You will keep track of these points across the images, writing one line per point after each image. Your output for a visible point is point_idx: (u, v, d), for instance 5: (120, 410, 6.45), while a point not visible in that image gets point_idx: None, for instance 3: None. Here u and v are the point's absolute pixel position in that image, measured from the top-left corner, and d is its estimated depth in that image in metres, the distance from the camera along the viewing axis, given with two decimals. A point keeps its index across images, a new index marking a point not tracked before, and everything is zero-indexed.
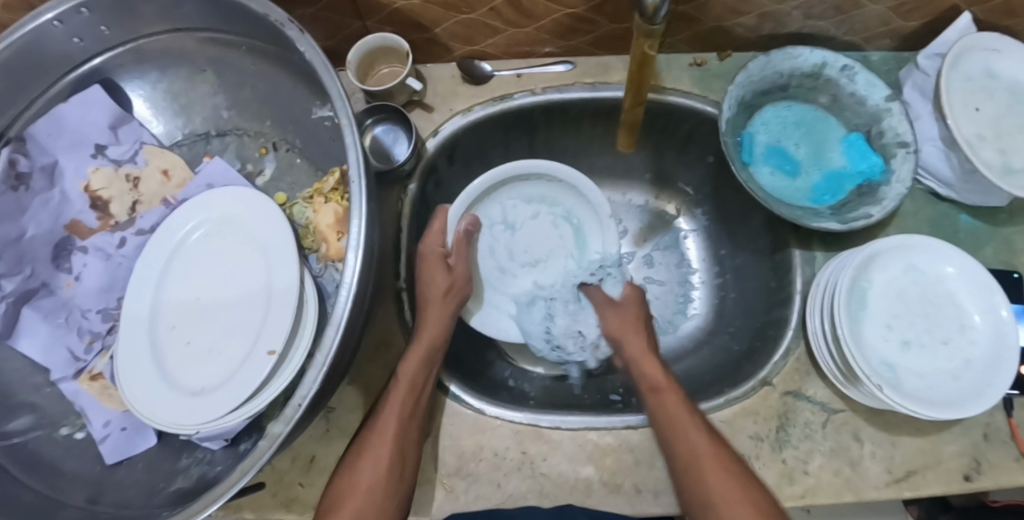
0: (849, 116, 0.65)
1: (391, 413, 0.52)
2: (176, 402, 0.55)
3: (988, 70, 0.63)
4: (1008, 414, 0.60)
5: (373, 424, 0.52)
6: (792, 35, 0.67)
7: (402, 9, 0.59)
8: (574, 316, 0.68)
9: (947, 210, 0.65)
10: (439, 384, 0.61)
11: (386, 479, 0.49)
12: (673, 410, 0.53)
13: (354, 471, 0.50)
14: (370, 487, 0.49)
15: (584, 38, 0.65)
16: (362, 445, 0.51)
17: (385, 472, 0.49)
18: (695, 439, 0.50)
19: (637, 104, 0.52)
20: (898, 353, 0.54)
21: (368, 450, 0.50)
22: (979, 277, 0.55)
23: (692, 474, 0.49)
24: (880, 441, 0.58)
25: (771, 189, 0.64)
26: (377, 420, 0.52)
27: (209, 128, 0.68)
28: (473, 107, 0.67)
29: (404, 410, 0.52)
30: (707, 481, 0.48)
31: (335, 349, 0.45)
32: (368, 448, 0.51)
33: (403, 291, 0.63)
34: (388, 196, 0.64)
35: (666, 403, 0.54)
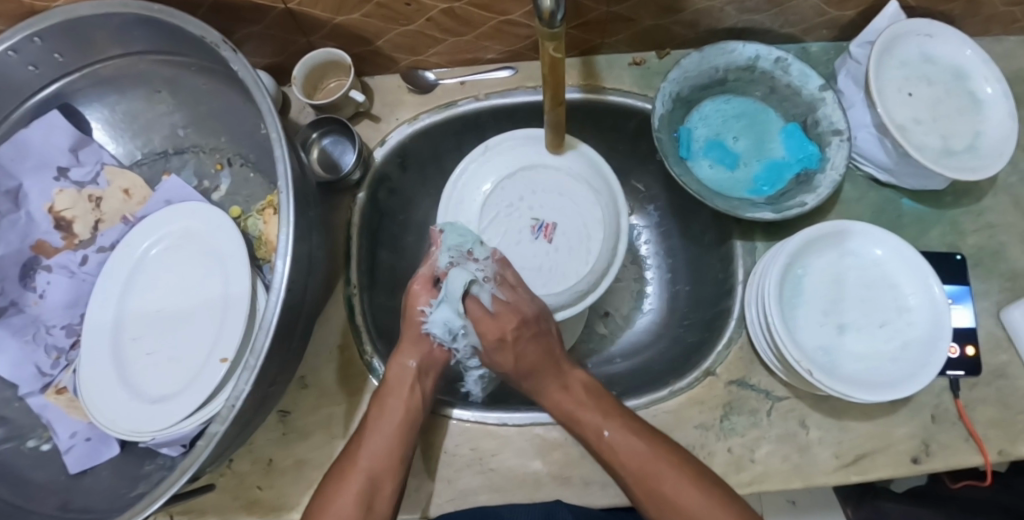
0: (788, 107, 0.66)
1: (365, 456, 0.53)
2: (135, 410, 0.58)
3: (924, 55, 0.64)
4: (955, 395, 0.61)
5: (351, 455, 0.54)
6: (730, 30, 0.68)
7: (342, 24, 0.62)
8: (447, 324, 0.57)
9: (891, 195, 0.66)
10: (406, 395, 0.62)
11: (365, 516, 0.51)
12: (585, 417, 0.56)
13: (330, 499, 0.51)
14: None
15: (523, 43, 0.66)
16: (339, 476, 0.53)
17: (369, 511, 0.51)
18: (626, 455, 0.53)
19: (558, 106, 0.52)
20: (835, 338, 0.54)
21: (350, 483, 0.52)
22: (909, 256, 0.55)
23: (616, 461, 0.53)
24: (827, 427, 0.59)
25: (712, 183, 0.64)
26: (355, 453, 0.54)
27: (167, 147, 0.70)
28: (419, 115, 0.69)
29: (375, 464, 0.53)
30: (660, 489, 0.51)
31: (266, 351, 0.46)
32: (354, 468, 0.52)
33: (354, 295, 0.64)
34: (338, 204, 0.66)
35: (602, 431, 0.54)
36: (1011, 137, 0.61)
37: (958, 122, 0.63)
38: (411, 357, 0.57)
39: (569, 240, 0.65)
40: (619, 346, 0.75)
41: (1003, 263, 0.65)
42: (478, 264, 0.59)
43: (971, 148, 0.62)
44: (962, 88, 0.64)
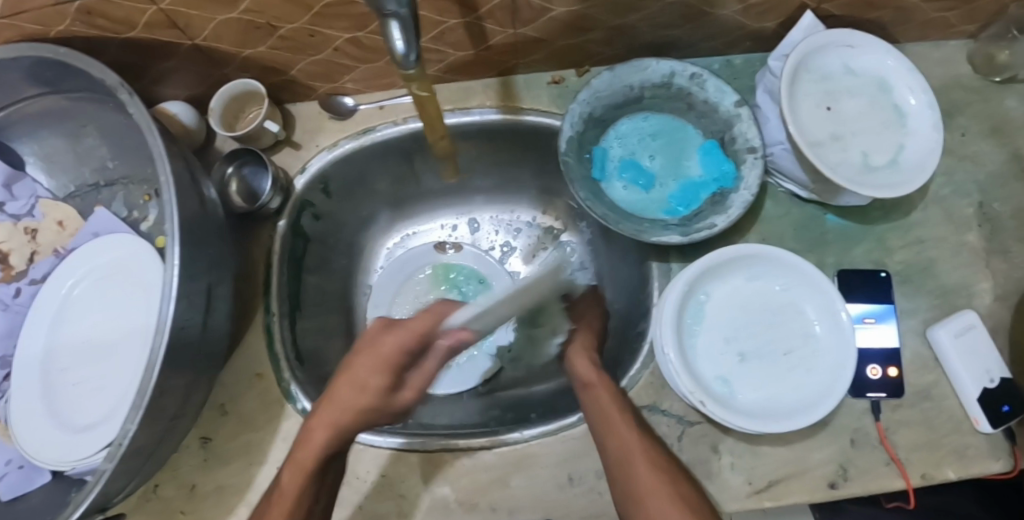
0: (707, 124, 0.65)
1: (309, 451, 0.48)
2: (59, 441, 0.60)
3: (847, 67, 0.62)
4: (875, 418, 0.59)
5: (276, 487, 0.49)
6: (649, 46, 0.67)
7: (253, 56, 0.63)
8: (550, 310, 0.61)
9: (815, 211, 0.64)
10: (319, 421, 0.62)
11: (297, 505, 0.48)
12: (619, 420, 0.52)
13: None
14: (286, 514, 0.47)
15: (436, 67, 0.66)
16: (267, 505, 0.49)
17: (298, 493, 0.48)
18: (633, 444, 0.51)
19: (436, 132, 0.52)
20: (735, 366, 0.53)
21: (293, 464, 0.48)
22: (811, 275, 0.54)
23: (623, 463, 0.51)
24: (739, 452, 0.58)
25: (627, 206, 0.63)
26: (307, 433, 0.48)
27: (98, 179, 0.72)
28: (338, 141, 0.69)
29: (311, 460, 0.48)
30: (654, 501, 0.48)
31: (152, 390, 0.48)
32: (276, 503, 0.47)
33: (274, 322, 0.65)
34: (258, 234, 0.67)
35: (617, 430, 0.52)
36: (935, 153, 0.58)
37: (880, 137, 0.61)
38: (348, 395, 0.47)
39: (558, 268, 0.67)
40: None
41: (932, 279, 0.63)
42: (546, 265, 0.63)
43: (891, 164, 0.59)
44: (885, 101, 0.62)
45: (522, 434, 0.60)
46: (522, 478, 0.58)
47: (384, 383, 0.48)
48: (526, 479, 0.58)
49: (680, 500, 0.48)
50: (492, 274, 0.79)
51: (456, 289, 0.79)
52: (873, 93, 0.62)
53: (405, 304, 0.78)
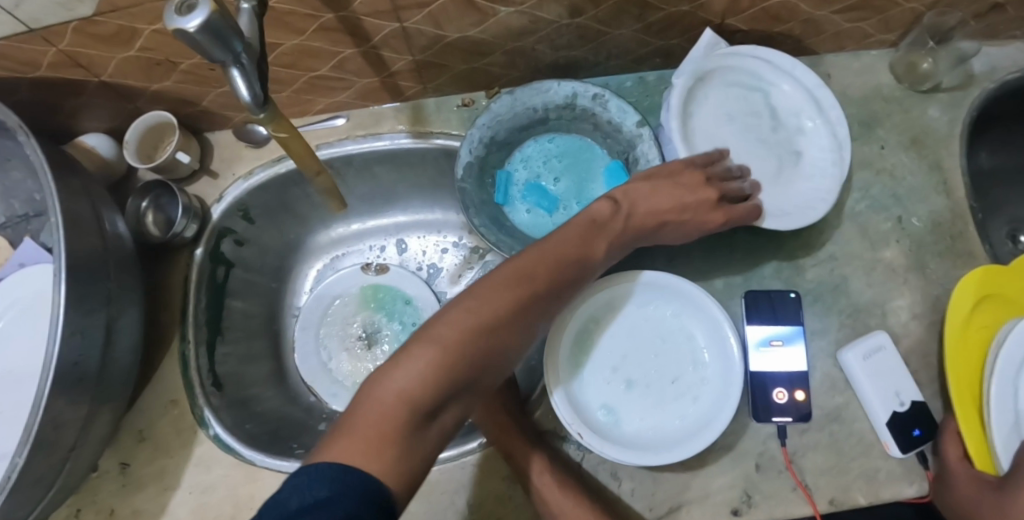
0: (612, 144, 0.65)
1: (417, 365, 0.36)
2: None
3: (766, 100, 0.60)
4: (781, 442, 0.58)
5: (385, 373, 0.36)
6: (556, 67, 0.67)
7: (163, 90, 0.65)
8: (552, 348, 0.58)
9: (725, 233, 0.63)
10: (229, 447, 0.63)
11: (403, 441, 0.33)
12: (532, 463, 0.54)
13: (383, 394, 0.34)
14: (374, 450, 0.32)
15: (344, 94, 0.67)
16: (362, 414, 0.34)
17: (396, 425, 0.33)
18: (545, 483, 0.53)
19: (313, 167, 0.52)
20: (620, 395, 0.52)
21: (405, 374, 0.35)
22: (696, 299, 0.53)
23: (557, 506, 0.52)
24: (639, 478, 0.58)
25: (530, 229, 0.62)
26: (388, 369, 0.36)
27: (27, 210, 0.73)
28: (254, 169, 0.70)
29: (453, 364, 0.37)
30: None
31: (37, 429, 0.48)
32: (365, 417, 0.33)
33: (189, 349, 0.66)
34: (175, 263, 0.68)
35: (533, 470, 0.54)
36: (829, 200, 0.56)
37: (777, 176, 0.58)
38: (492, 296, 0.41)
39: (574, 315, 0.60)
40: None
41: (843, 297, 0.62)
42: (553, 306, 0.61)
43: (779, 203, 0.57)
44: (791, 141, 0.59)
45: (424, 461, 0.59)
46: (422, 505, 0.58)
47: (530, 288, 0.44)
48: (425, 506, 0.58)
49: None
50: (417, 292, 0.78)
51: (382, 308, 0.78)
52: (784, 132, 0.59)
53: (331, 326, 0.78)
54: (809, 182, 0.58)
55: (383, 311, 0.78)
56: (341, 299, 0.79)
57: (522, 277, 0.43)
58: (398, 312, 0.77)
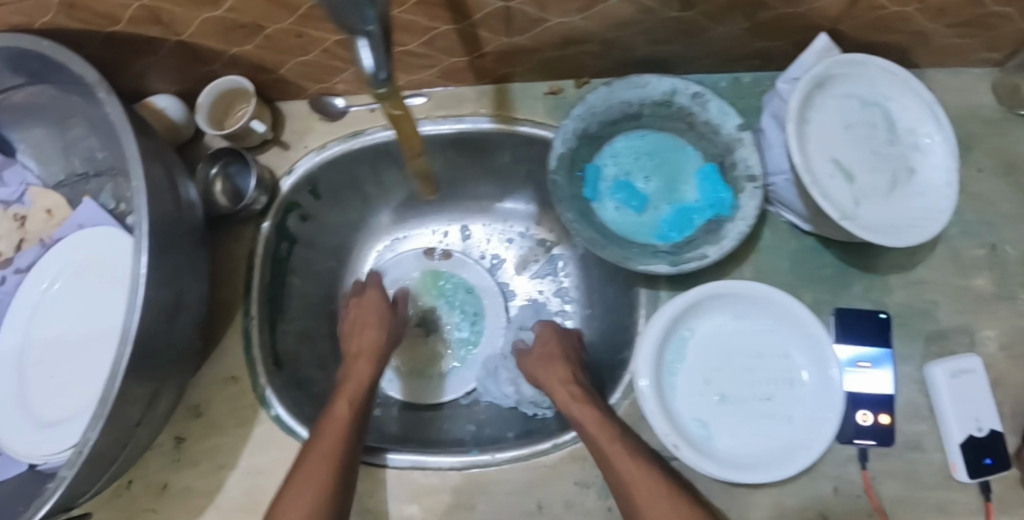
0: (706, 146, 0.62)
1: (328, 434, 0.53)
2: (32, 434, 0.60)
3: (886, 115, 0.58)
4: (861, 466, 0.57)
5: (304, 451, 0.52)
6: (651, 61, 0.64)
7: (241, 54, 0.61)
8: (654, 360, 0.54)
9: (815, 246, 0.61)
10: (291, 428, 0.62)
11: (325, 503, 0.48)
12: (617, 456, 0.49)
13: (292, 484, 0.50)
14: (302, 517, 0.48)
15: (427, 72, 0.64)
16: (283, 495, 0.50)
17: (324, 494, 0.49)
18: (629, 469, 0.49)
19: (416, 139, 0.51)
20: (714, 408, 0.51)
21: (305, 482, 0.49)
22: (798, 316, 0.51)
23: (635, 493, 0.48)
24: (714, 492, 0.56)
25: (618, 228, 0.60)
26: (314, 441, 0.53)
27: (88, 169, 0.71)
28: (327, 143, 0.67)
29: (341, 450, 0.52)
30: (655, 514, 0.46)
31: (114, 401, 0.47)
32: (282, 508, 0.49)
33: (252, 325, 0.64)
34: (241, 234, 0.66)
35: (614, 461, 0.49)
36: (942, 218, 0.54)
37: (892, 190, 0.56)
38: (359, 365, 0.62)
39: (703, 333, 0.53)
40: None
41: (931, 322, 0.60)
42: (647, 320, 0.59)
43: (891, 216, 0.55)
44: (907, 156, 0.58)
45: (494, 458, 0.58)
46: (487, 503, 0.57)
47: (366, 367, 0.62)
48: (492, 505, 0.57)
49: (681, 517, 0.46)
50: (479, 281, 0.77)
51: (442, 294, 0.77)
52: (901, 147, 0.58)
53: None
54: (923, 202, 0.56)
55: (445, 297, 0.77)
56: (399, 283, 0.78)
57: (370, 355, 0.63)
58: (460, 299, 0.77)
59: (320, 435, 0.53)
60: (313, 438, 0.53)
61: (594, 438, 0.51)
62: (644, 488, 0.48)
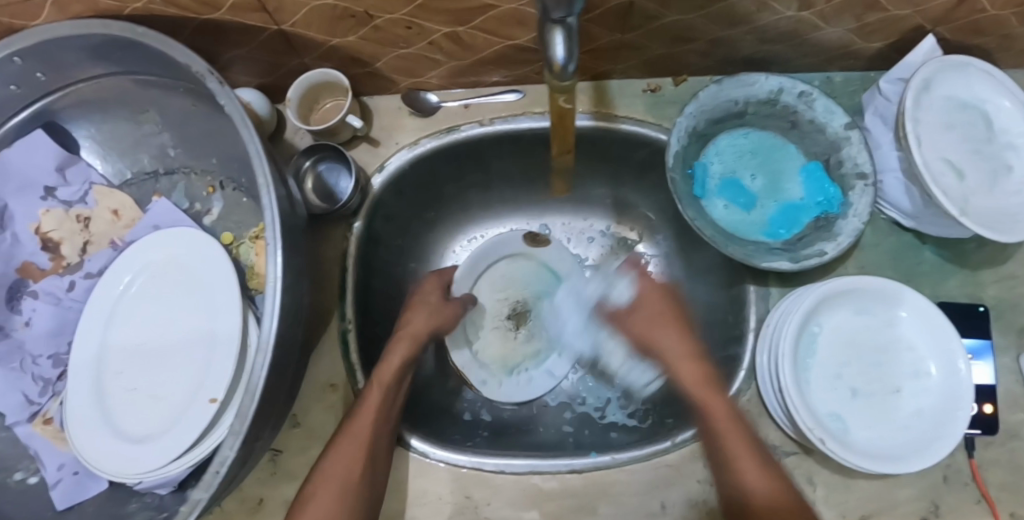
0: (809, 144, 0.62)
1: (360, 426, 0.52)
2: (117, 451, 0.55)
3: (982, 114, 0.59)
4: (969, 455, 0.58)
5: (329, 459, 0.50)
6: (751, 59, 0.64)
7: (340, 46, 0.58)
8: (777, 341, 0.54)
9: (913, 242, 0.62)
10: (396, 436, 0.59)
11: (352, 495, 0.48)
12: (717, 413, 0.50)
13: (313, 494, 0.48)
14: None
15: (529, 68, 0.63)
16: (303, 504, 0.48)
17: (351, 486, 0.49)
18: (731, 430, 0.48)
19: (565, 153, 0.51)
20: (846, 402, 0.52)
21: (332, 470, 0.49)
22: (933, 318, 0.52)
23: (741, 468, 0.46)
24: (831, 485, 0.57)
25: (727, 225, 0.61)
26: (347, 432, 0.52)
27: (157, 167, 0.67)
28: (420, 139, 0.65)
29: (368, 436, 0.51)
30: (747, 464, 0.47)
31: (252, 417, 0.44)
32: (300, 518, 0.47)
33: (349, 331, 0.62)
34: (332, 235, 0.63)
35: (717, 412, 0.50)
36: None
37: (994, 188, 0.57)
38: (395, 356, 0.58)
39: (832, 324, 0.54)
40: None
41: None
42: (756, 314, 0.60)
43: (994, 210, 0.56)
44: (1001, 155, 0.59)
45: (614, 457, 0.57)
46: (611, 506, 0.56)
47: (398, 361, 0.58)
48: (615, 507, 0.56)
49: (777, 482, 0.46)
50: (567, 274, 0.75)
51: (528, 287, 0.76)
52: (1000, 146, 0.59)
53: (478, 303, 0.74)
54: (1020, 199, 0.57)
55: (531, 291, 0.76)
56: (487, 277, 0.75)
57: (403, 347, 0.59)
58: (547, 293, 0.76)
59: (354, 419, 0.52)
60: (347, 425, 0.52)
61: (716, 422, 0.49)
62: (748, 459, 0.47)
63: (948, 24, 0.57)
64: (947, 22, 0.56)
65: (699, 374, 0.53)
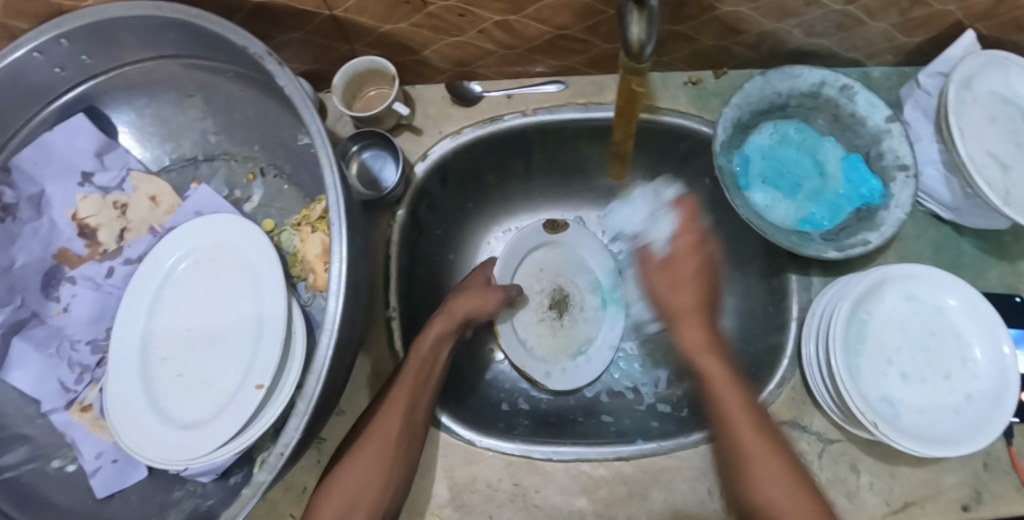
0: (850, 137, 0.63)
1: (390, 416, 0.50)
2: (164, 437, 0.54)
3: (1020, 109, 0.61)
4: (1008, 442, 0.59)
5: (373, 425, 0.50)
6: (792, 53, 0.65)
7: (389, 33, 0.58)
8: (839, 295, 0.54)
9: (950, 234, 0.63)
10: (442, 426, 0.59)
11: (379, 481, 0.48)
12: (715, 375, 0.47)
13: (352, 460, 0.49)
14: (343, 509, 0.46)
15: (576, 58, 0.63)
16: (339, 473, 0.49)
17: (379, 472, 0.48)
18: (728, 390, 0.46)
19: (627, 137, 0.55)
20: (897, 388, 0.53)
21: (361, 453, 0.49)
22: (981, 309, 0.53)
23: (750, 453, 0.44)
24: (878, 473, 0.57)
25: (770, 214, 0.63)
26: (377, 420, 0.51)
27: (197, 153, 0.68)
28: (463, 129, 0.66)
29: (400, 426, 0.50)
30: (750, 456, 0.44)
31: (318, 396, 0.43)
32: (334, 489, 0.47)
33: (394, 319, 0.61)
34: (377, 223, 0.63)
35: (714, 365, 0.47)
36: None
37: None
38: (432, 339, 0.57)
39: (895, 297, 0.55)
40: (667, 373, 0.71)
41: None
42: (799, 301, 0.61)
43: None
44: None
45: (661, 444, 0.58)
46: (661, 491, 0.56)
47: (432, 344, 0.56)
48: (664, 493, 0.56)
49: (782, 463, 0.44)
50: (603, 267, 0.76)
51: (568, 273, 0.76)
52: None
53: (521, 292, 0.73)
54: None
55: (571, 277, 0.76)
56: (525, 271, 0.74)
57: (439, 328, 0.58)
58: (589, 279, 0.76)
59: (386, 406, 0.51)
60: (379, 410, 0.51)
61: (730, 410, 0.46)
62: (755, 439, 0.44)
63: (988, 19, 0.58)
64: (987, 17, 0.58)
65: (700, 336, 0.48)
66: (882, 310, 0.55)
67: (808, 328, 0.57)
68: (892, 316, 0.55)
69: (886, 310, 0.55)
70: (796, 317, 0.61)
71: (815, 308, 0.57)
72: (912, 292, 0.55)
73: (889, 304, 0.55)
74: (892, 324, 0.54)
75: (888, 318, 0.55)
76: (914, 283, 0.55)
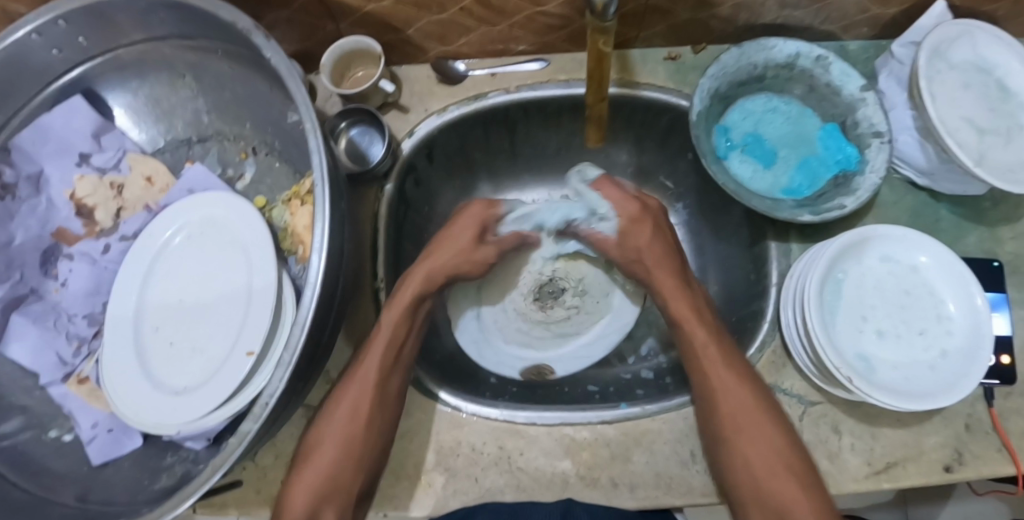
0: (826, 107, 0.65)
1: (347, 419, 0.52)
2: (158, 402, 0.56)
3: (992, 76, 0.62)
4: (989, 404, 0.58)
5: (332, 424, 0.53)
6: (769, 27, 0.67)
7: (373, 11, 0.60)
8: (814, 264, 0.55)
9: (927, 200, 0.65)
10: (425, 389, 0.60)
11: (342, 472, 0.51)
12: (713, 370, 0.53)
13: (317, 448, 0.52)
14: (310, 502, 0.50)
15: (556, 35, 0.65)
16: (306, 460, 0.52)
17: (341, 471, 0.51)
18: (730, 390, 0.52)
19: (601, 99, 0.54)
20: (872, 345, 0.54)
21: (325, 446, 0.52)
22: (954, 267, 0.54)
23: (745, 450, 0.50)
24: (859, 434, 0.57)
25: (749, 182, 0.64)
26: (337, 414, 0.53)
27: (191, 134, 0.70)
28: (448, 106, 0.67)
29: (367, 412, 0.52)
30: (747, 452, 0.50)
31: (301, 348, 0.45)
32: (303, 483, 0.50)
33: (380, 290, 0.63)
34: (364, 196, 0.65)
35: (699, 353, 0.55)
36: None
37: (1007, 144, 0.59)
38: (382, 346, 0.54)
39: (871, 260, 0.56)
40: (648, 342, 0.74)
41: None
42: (777, 267, 0.62)
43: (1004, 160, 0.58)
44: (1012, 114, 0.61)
45: (644, 408, 0.59)
46: (644, 455, 0.57)
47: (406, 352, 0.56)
48: (647, 455, 0.57)
49: (780, 452, 0.50)
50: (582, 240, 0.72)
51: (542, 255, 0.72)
52: (1012, 106, 0.61)
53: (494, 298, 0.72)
54: None
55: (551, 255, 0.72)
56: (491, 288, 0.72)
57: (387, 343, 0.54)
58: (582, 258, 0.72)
59: (345, 404, 0.53)
60: (340, 407, 0.53)
61: (723, 404, 0.52)
62: (753, 439, 0.50)
63: None
64: None
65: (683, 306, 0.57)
66: (855, 273, 0.56)
67: (786, 288, 0.58)
68: (869, 279, 0.56)
69: (858, 271, 0.56)
70: (774, 280, 0.62)
71: (794, 268, 0.58)
72: (887, 255, 0.56)
73: (864, 266, 0.56)
74: (869, 285, 0.56)
75: (863, 278, 0.56)
76: (887, 246, 0.56)
